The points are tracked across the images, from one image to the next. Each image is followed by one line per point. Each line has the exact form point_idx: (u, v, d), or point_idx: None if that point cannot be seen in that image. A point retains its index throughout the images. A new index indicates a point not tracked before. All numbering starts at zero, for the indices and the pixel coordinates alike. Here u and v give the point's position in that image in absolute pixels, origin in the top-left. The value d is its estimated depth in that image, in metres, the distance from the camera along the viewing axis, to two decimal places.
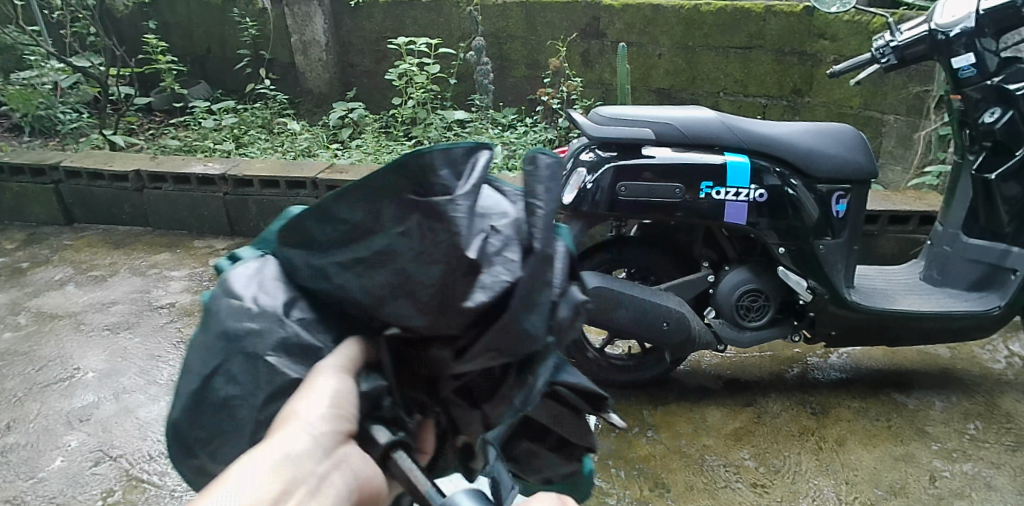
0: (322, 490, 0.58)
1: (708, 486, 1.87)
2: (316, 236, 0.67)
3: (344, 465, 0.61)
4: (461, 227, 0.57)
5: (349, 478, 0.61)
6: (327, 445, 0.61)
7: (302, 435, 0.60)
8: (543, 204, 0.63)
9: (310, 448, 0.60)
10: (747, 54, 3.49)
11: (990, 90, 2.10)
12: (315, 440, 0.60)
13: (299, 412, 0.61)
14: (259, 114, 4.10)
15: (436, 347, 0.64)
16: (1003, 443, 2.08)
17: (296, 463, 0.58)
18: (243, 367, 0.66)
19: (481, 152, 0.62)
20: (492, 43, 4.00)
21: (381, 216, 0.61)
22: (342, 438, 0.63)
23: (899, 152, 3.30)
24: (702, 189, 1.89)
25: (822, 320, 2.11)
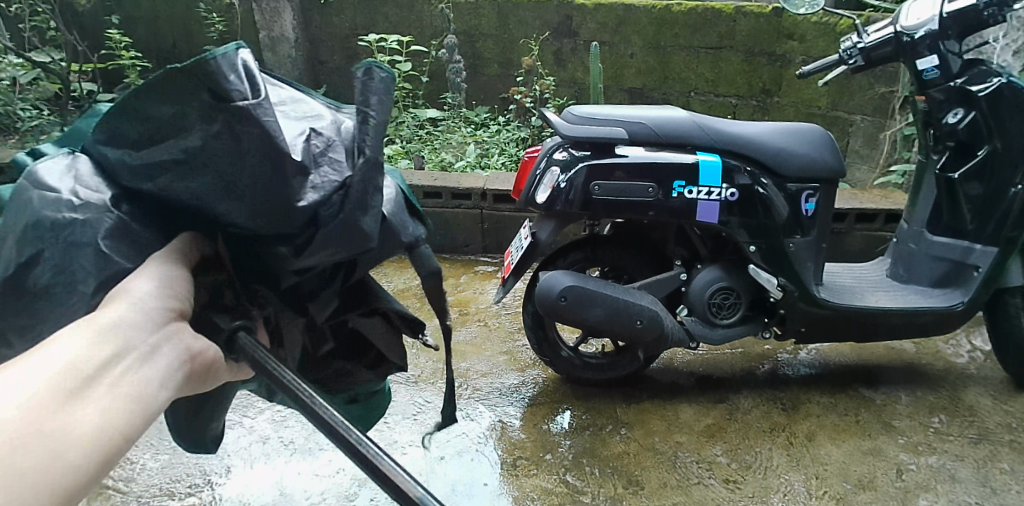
0: (156, 356, 0.66)
1: (681, 483, 1.89)
2: (130, 131, 0.72)
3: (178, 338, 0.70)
4: (273, 128, 0.69)
5: (179, 351, 0.69)
6: (158, 320, 0.69)
7: (137, 309, 0.67)
8: (376, 113, 0.73)
9: (140, 319, 0.67)
10: (719, 54, 3.53)
11: (953, 91, 2.16)
12: (145, 314, 0.68)
13: (132, 290, 0.69)
14: None
15: (276, 245, 0.79)
16: (966, 436, 2.13)
17: (127, 330, 0.65)
18: (63, 256, 0.70)
19: (242, 52, 0.68)
20: (465, 41, 3.98)
21: (190, 121, 0.69)
22: (172, 316, 0.71)
23: (865, 151, 3.36)
24: (675, 188, 1.90)
25: (792, 317, 2.13)
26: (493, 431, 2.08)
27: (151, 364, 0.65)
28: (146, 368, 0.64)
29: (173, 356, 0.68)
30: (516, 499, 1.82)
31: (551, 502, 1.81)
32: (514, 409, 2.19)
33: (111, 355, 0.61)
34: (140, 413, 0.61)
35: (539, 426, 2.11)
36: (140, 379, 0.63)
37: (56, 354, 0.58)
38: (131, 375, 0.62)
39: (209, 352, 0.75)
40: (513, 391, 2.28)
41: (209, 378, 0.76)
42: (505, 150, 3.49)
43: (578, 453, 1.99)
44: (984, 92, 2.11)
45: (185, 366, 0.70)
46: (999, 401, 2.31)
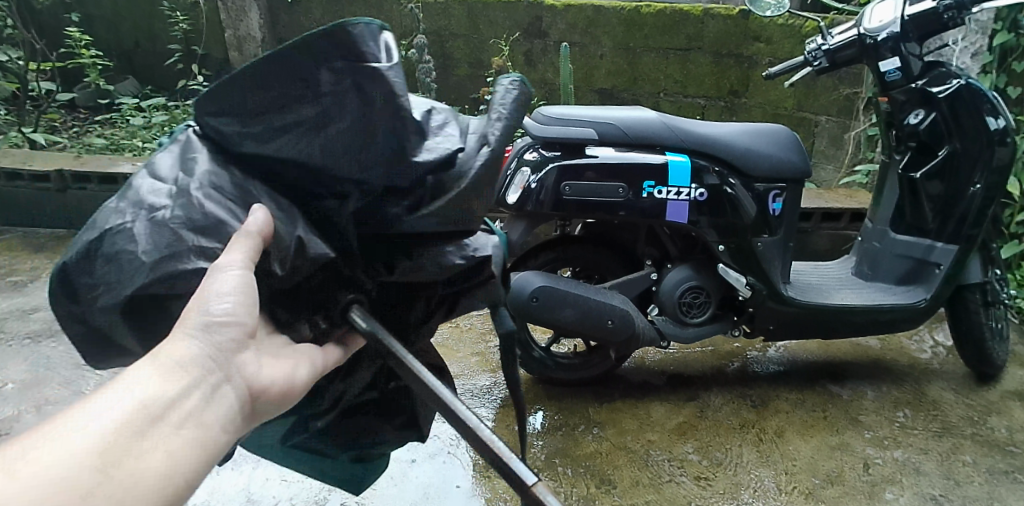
0: (214, 397, 0.73)
1: (653, 481, 1.90)
2: (249, 103, 0.83)
3: (234, 377, 0.77)
4: (398, 88, 0.81)
5: (237, 389, 0.77)
6: (220, 355, 0.76)
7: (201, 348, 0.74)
8: (507, 115, 0.94)
9: (202, 358, 0.73)
10: (687, 56, 3.56)
11: (915, 93, 2.21)
12: (210, 355, 0.75)
13: (203, 314, 0.75)
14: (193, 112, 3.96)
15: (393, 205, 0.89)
16: (930, 429, 2.18)
17: (188, 368, 0.71)
18: (164, 228, 0.79)
19: (387, 35, 0.82)
20: (435, 41, 3.96)
21: (318, 80, 0.81)
22: (236, 348, 0.78)
23: (831, 151, 3.43)
24: (644, 188, 1.91)
25: (761, 315, 2.16)
26: None
27: (211, 404, 0.72)
28: (207, 409, 0.71)
29: (228, 398, 0.75)
30: (488, 500, 1.81)
31: None
32: (486, 410, 2.18)
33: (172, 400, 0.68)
34: (202, 454, 0.69)
35: (512, 427, 2.10)
36: (202, 418, 0.70)
37: (128, 394, 0.66)
38: (195, 410, 0.69)
39: (269, 383, 0.82)
40: (486, 392, 2.28)
41: (276, 403, 0.84)
42: None
43: (551, 454, 1.99)
44: (944, 93, 2.16)
45: (241, 403, 0.77)
46: (961, 395, 2.37)
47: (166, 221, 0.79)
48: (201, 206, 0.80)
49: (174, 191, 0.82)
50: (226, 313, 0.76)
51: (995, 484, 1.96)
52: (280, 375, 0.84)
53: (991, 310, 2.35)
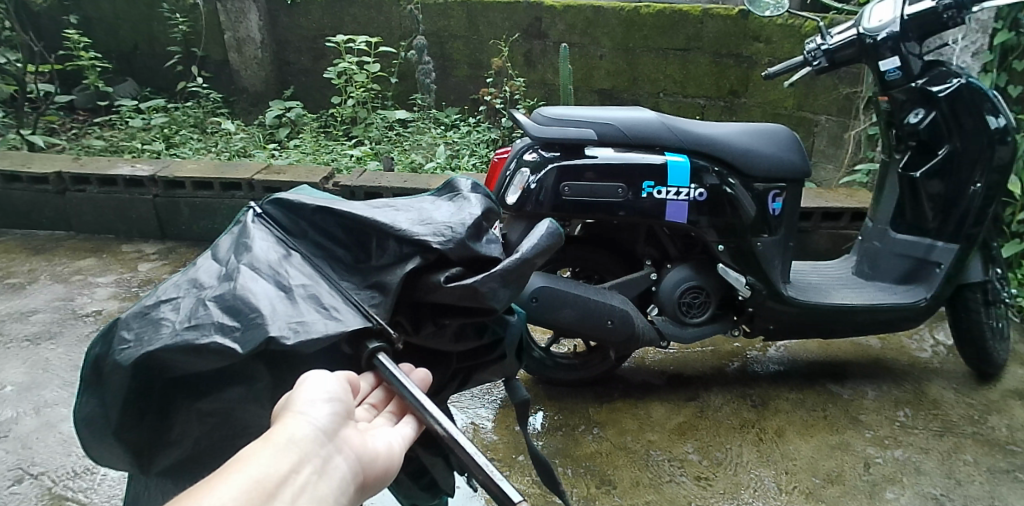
0: (327, 467, 0.73)
1: (653, 481, 1.90)
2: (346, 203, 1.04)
3: (345, 449, 0.77)
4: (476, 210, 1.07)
5: (347, 460, 0.76)
6: (328, 431, 0.76)
7: (313, 421, 0.75)
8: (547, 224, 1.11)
9: (313, 430, 0.74)
10: (686, 56, 3.56)
11: (915, 92, 2.21)
12: (316, 428, 0.75)
13: (302, 398, 0.77)
14: (191, 113, 3.97)
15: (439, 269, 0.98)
16: (930, 429, 2.18)
17: (299, 445, 0.72)
18: (188, 306, 0.86)
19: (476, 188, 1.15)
20: (434, 42, 3.97)
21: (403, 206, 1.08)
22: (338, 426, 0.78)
23: (831, 151, 3.42)
24: (644, 189, 1.92)
25: (761, 315, 2.16)
26: (465, 433, 2.08)
27: (325, 476, 0.72)
28: (323, 481, 0.71)
29: (338, 469, 0.74)
30: (488, 501, 1.82)
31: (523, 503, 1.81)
32: (486, 411, 2.19)
33: (292, 468, 0.69)
34: None
35: (512, 427, 2.11)
36: (317, 491, 0.70)
37: (258, 468, 0.67)
38: (310, 482, 0.70)
39: (380, 454, 0.81)
40: (486, 392, 2.29)
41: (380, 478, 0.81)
42: (475, 151, 3.49)
43: (551, 454, 2.00)
44: (944, 93, 2.16)
45: (356, 477, 0.76)
46: (962, 394, 2.37)
47: (207, 300, 0.86)
48: (238, 287, 0.87)
49: (225, 278, 0.90)
50: (325, 387, 0.79)
51: (996, 483, 1.96)
52: (378, 444, 0.82)
53: (992, 309, 2.34)
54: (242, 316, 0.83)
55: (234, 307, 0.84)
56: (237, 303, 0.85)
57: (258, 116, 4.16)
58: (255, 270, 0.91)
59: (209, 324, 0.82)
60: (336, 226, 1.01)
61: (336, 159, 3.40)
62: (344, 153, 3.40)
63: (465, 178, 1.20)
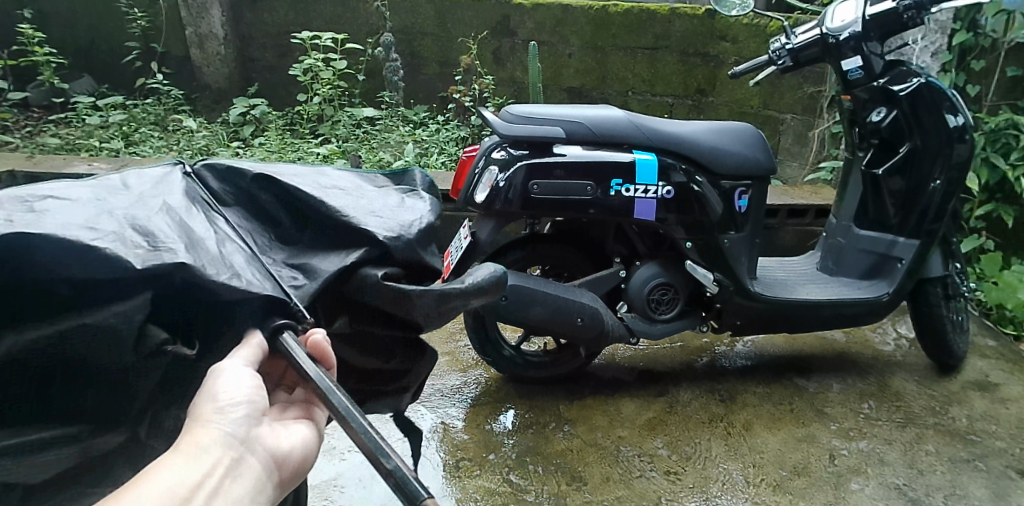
0: (240, 471, 0.75)
1: (623, 476, 1.91)
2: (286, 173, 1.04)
3: (259, 447, 0.79)
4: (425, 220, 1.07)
5: (262, 458, 0.79)
6: (241, 431, 0.78)
7: (225, 426, 0.76)
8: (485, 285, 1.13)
9: (224, 435, 0.76)
10: (654, 55, 3.59)
11: (877, 91, 2.26)
12: (228, 431, 0.76)
13: (216, 394, 0.77)
14: (152, 111, 3.88)
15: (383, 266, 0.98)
16: (894, 420, 2.23)
17: (210, 451, 0.74)
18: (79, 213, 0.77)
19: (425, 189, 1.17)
20: (402, 39, 3.94)
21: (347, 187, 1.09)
22: (254, 422, 0.80)
23: (796, 149, 3.48)
24: (612, 187, 1.93)
25: (728, 311, 2.19)
26: (435, 433, 2.07)
27: (238, 480, 0.74)
28: (235, 483, 0.74)
29: (251, 470, 0.77)
30: (459, 500, 1.81)
31: (494, 502, 1.81)
32: (456, 410, 2.19)
33: (202, 477, 0.71)
34: None
35: (482, 426, 2.11)
36: (230, 495, 0.72)
37: (163, 482, 0.69)
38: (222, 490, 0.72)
39: (296, 449, 0.83)
40: (455, 391, 2.28)
41: (297, 472, 0.83)
42: (444, 150, 3.48)
43: (522, 452, 2.00)
44: (905, 92, 2.21)
45: (271, 475, 0.79)
46: (924, 386, 2.43)
47: (112, 217, 0.78)
48: (152, 220, 0.81)
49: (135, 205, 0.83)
50: (238, 384, 0.79)
51: (957, 472, 2.01)
52: (291, 440, 0.84)
53: (952, 303, 2.41)
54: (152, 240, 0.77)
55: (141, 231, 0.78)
56: (151, 229, 0.79)
57: (222, 113, 4.09)
58: (171, 212, 0.85)
59: (108, 234, 0.75)
60: (275, 201, 1.01)
61: (303, 157, 3.35)
62: (310, 151, 3.36)
63: (424, 173, 1.21)
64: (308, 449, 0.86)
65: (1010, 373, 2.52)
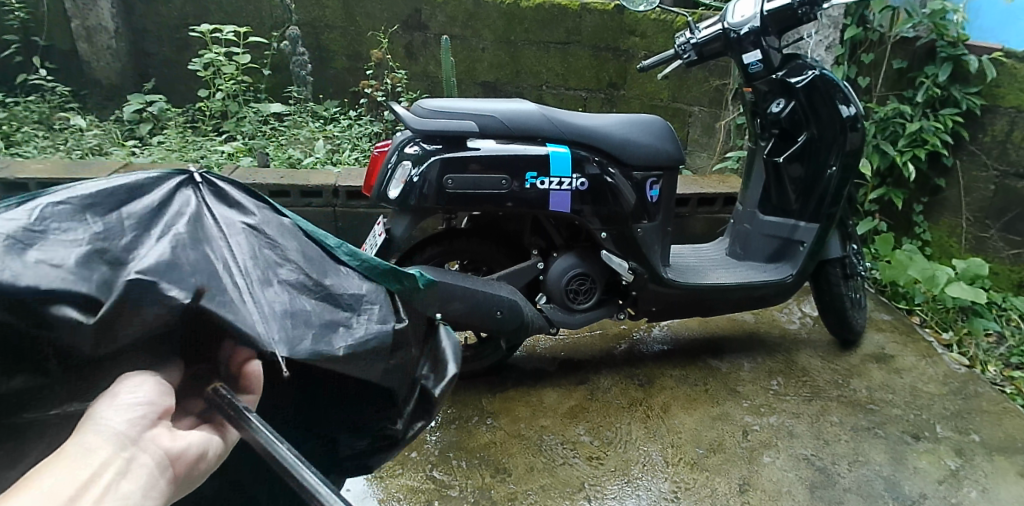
0: (134, 467, 0.65)
1: (547, 465, 1.95)
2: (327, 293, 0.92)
3: (153, 443, 0.68)
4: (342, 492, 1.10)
5: (158, 458, 0.68)
6: (141, 427, 0.68)
7: (122, 428, 0.67)
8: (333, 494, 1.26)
9: (119, 432, 0.66)
10: (567, 49, 3.64)
11: (776, 83, 2.38)
12: (119, 430, 0.67)
13: (120, 394, 0.70)
14: (33, 108, 3.54)
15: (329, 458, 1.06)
16: (800, 394, 2.37)
17: (97, 452, 0.64)
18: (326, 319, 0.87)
19: None
20: (309, 32, 3.84)
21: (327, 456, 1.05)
22: (156, 421, 0.70)
23: (704, 140, 3.63)
24: (527, 179, 1.95)
25: (644, 298, 2.27)
26: None
27: (129, 477, 0.64)
28: (126, 482, 0.63)
29: (147, 468, 0.66)
30: (381, 500, 1.80)
31: (417, 500, 1.81)
32: None
33: (89, 480, 0.61)
34: None
35: None
36: (122, 494, 0.62)
37: (45, 485, 0.59)
38: (113, 490, 0.62)
39: (196, 451, 0.73)
40: None
41: (185, 480, 0.72)
42: (357, 145, 3.43)
43: (445, 447, 2.00)
44: (802, 84, 2.34)
45: (165, 471, 0.68)
46: (827, 361, 2.59)
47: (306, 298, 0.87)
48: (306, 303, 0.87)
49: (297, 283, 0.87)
50: (136, 390, 0.71)
51: (859, 440, 2.16)
52: (193, 442, 0.73)
53: (850, 282, 2.57)
54: (260, 207, 0.92)
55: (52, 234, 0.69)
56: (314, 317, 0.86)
57: (114, 111, 3.85)
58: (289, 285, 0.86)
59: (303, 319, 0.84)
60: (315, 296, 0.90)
61: (207, 155, 3.22)
62: (215, 149, 3.23)
63: None
64: (208, 452, 0.75)
65: (904, 345, 2.72)
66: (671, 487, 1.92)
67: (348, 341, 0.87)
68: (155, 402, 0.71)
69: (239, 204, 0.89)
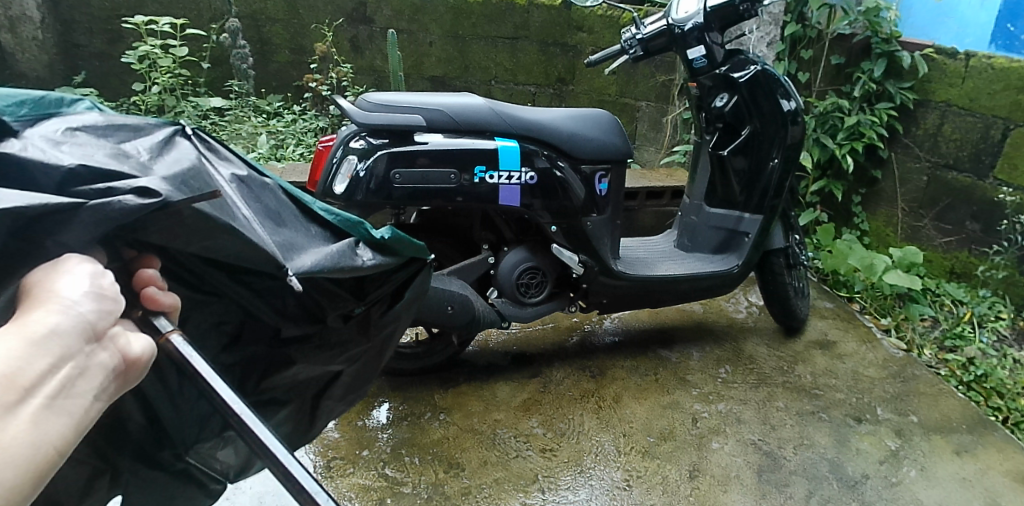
0: (92, 366, 0.65)
1: (501, 458, 1.96)
2: (315, 237, 1.11)
3: (111, 344, 0.68)
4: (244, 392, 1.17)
5: (114, 358, 0.68)
6: (102, 323, 0.68)
7: (85, 313, 0.66)
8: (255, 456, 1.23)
9: (82, 323, 0.65)
10: (515, 44, 3.64)
11: (719, 78, 2.44)
12: (82, 319, 0.65)
13: (70, 279, 0.67)
14: None
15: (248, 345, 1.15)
16: (747, 382, 2.44)
17: (62, 340, 0.63)
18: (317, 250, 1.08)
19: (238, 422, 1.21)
20: (250, 25, 3.75)
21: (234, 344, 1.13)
22: (114, 317, 0.69)
23: (651, 134, 3.70)
24: (476, 174, 1.94)
25: (595, 290, 2.29)
26: None
27: (86, 376, 0.64)
28: (82, 379, 0.64)
29: (101, 370, 0.66)
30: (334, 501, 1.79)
31: (370, 499, 1.80)
32: None
33: (48, 368, 0.61)
34: (70, 433, 0.62)
35: (356, 423, 2.08)
36: (75, 391, 0.63)
37: None
38: (67, 385, 0.62)
39: (148, 352, 0.73)
40: None
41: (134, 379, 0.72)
42: (302, 141, 3.37)
43: (397, 445, 1.99)
44: (744, 79, 2.40)
45: (119, 374, 0.69)
46: (772, 348, 2.67)
47: (297, 237, 1.08)
48: (301, 244, 1.07)
49: (280, 223, 1.06)
50: (95, 278, 0.69)
51: (803, 424, 2.23)
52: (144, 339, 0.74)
53: (793, 272, 2.66)
54: (242, 167, 1.09)
55: (65, 144, 0.78)
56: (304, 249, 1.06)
57: None
58: (282, 227, 1.06)
59: (299, 250, 1.04)
60: (309, 237, 1.10)
61: None
62: None
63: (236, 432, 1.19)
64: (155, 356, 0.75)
65: (845, 331, 2.82)
66: (623, 475, 1.95)
67: (334, 265, 1.07)
68: (111, 297, 0.69)
69: (232, 163, 1.07)
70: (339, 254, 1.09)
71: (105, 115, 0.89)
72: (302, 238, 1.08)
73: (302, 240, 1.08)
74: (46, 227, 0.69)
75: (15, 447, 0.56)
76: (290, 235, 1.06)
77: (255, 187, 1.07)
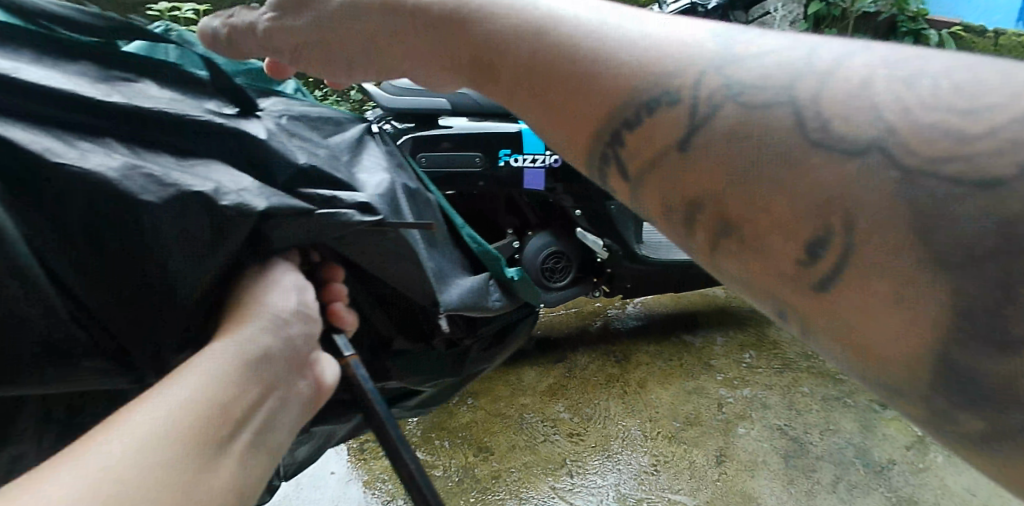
0: (292, 397, 0.67)
1: (529, 442, 1.96)
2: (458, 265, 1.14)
3: (309, 374, 0.72)
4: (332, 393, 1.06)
5: (307, 389, 0.70)
6: (303, 351, 0.71)
7: (294, 336, 0.71)
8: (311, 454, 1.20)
9: (290, 349, 0.69)
10: None
11: None
12: (287, 344, 0.69)
13: (280, 304, 0.71)
14: None
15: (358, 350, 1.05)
16: (772, 366, 2.42)
17: (270, 364, 0.65)
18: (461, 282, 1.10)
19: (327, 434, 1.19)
20: None
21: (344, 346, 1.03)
22: (311, 346, 0.74)
23: None
24: (501, 157, 1.93)
25: (619, 275, 2.27)
26: None
27: (287, 406, 0.65)
28: (283, 410, 0.65)
29: (298, 397, 0.68)
30: (365, 483, 1.81)
31: (402, 482, 1.82)
32: None
33: (263, 391, 0.62)
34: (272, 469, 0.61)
35: None
36: (279, 422, 0.63)
37: (226, 380, 0.59)
38: (273, 413, 0.63)
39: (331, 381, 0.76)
40: None
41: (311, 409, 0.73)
42: None
43: (426, 429, 2.00)
44: None
45: (311, 405, 0.71)
46: None
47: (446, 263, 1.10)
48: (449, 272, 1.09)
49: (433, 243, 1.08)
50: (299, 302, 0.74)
51: (830, 410, 2.21)
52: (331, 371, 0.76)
53: None
54: (404, 174, 1.17)
55: (295, 138, 0.95)
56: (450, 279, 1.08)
57: None
58: (434, 249, 1.08)
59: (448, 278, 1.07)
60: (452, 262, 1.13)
61: None
62: None
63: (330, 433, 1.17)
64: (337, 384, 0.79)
65: None
66: (651, 460, 1.94)
67: (471, 299, 1.09)
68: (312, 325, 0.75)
69: (400, 168, 1.16)
70: (477, 289, 1.12)
71: (314, 117, 1.06)
72: (450, 266, 1.10)
73: (449, 265, 1.10)
74: (270, 223, 0.74)
75: (243, 483, 0.56)
76: (441, 259, 1.08)
77: (418, 201, 1.11)
